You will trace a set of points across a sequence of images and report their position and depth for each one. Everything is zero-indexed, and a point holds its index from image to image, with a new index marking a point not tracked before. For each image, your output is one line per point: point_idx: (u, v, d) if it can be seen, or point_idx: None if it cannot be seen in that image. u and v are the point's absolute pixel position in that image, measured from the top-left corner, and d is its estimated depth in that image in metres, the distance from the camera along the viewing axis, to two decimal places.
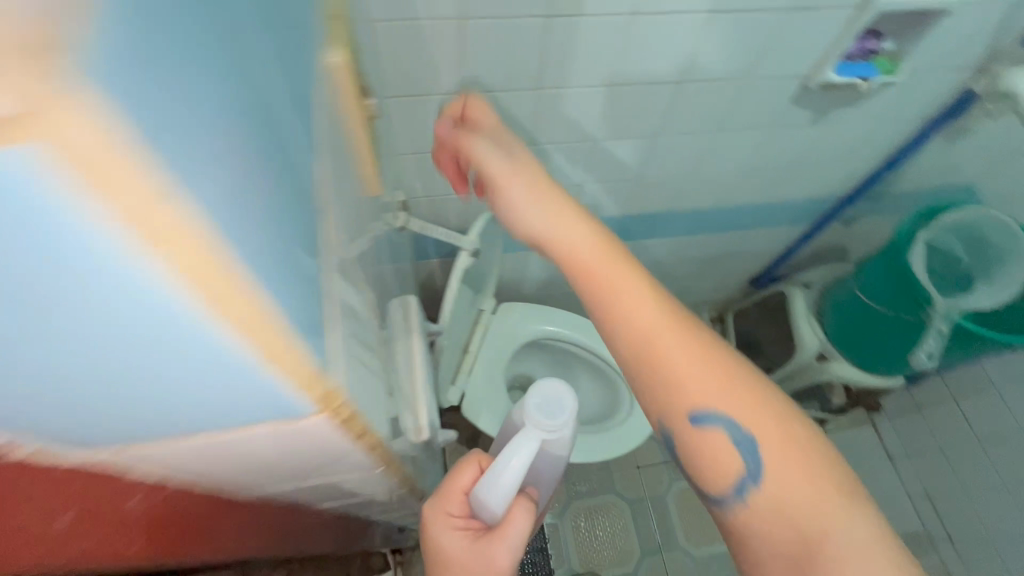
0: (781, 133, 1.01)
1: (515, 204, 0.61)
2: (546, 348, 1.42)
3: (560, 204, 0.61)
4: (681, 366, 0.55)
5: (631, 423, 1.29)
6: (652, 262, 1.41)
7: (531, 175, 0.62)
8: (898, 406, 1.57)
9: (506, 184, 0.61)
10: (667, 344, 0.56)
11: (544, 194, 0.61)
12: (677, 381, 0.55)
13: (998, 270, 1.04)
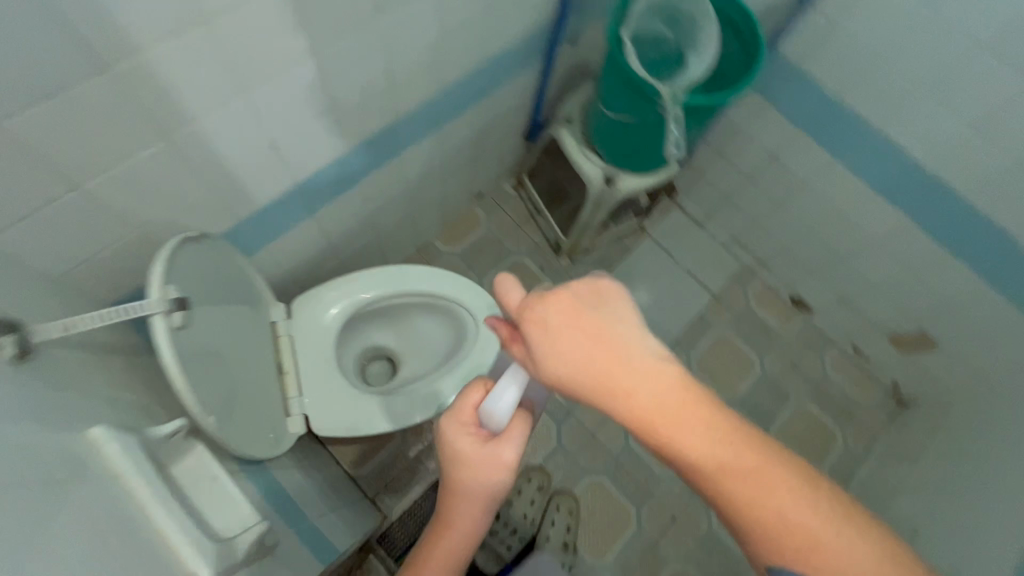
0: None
1: (549, 351, 0.57)
2: (372, 313, 1.29)
3: (575, 315, 0.57)
4: (573, 338, 0.57)
5: (480, 337, 1.21)
6: (422, 169, 1.27)
7: (568, 297, 0.58)
8: (687, 177, 1.74)
9: (540, 321, 0.58)
10: (672, 429, 0.54)
11: (574, 330, 0.57)
12: (702, 473, 0.54)
13: (701, 33, 1.02)
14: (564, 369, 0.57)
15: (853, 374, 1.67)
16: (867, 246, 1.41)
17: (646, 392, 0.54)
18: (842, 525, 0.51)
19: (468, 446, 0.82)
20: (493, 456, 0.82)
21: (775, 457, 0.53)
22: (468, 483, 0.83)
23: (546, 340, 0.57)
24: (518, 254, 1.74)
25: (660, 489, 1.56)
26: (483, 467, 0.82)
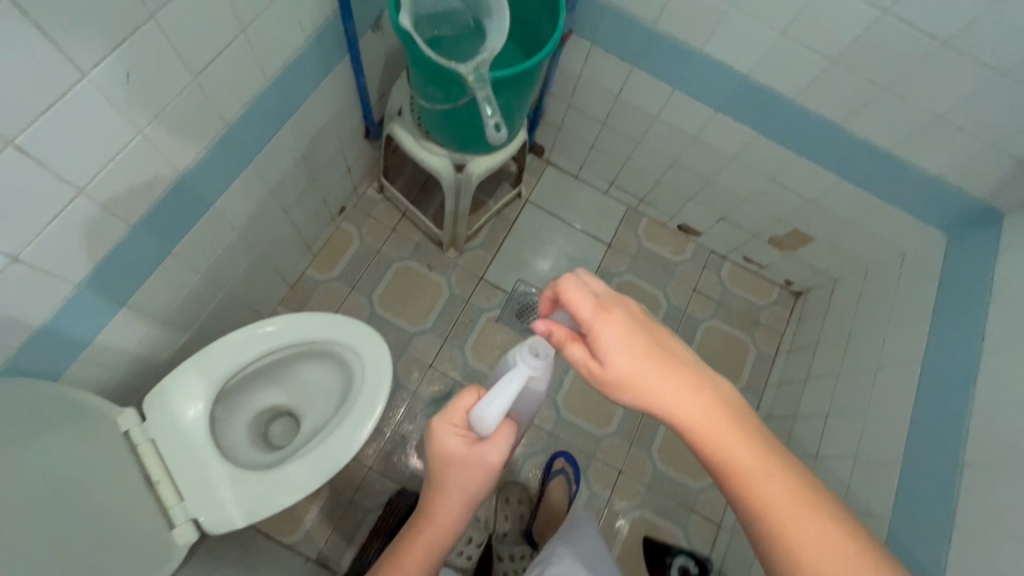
0: (161, 21, 0.70)
1: (610, 349, 0.65)
2: (244, 380, 1.16)
3: (635, 325, 0.67)
4: (627, 343, 0.66)
5: (370, 371, 1.14)
6: (249, 212, 1.13)
7: (628, 310, 0.68)
8: (549, 135, 1.68)
9: (603, 330, 0.66)
10: (720, 428, 0.62)
11: (635, 337, 0.66)
12: (741, 478, 0.60)
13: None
14: (619, 363, 0.65)
15: (747, 281, 1.74)
16: (726, 165, 1.41)
17: (696, 397, 0.63)
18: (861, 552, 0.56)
19: (458, 445, 0.82)
20: (478, 457, 0.81)
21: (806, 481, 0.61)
22: (454, 478, 0.81)
23: (611, 340, 0.65)
24: (400, 260, 1.63)
25: (600, 449, 1.53)
26: (469, 464, 0.80)
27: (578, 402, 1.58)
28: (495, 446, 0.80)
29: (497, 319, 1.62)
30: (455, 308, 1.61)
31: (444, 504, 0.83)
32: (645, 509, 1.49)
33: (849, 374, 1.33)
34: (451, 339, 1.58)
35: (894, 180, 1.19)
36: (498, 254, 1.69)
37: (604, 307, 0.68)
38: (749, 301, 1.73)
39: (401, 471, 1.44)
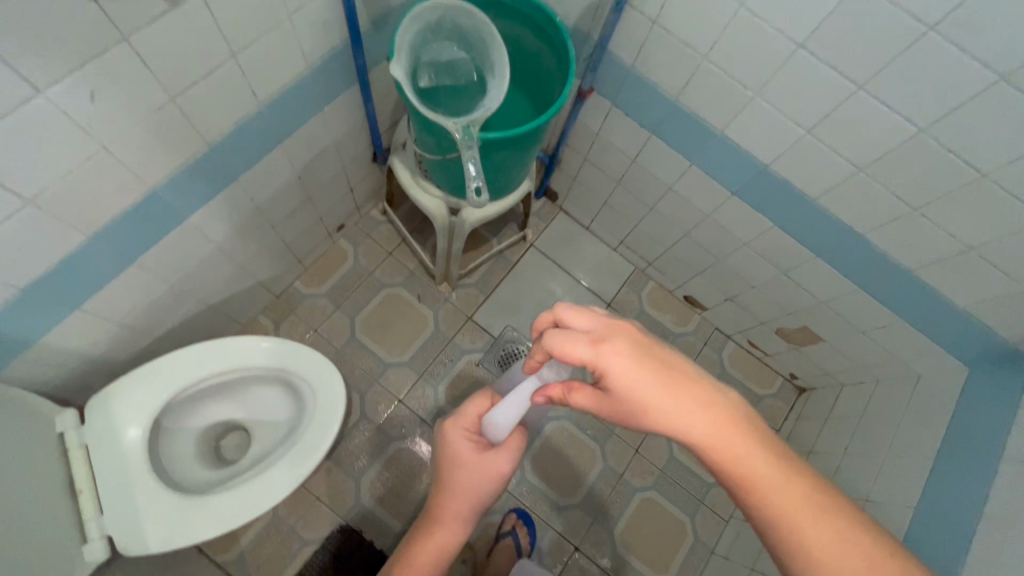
0: (138, 45, 0.69)
1: (620, 382, 0.62)
2: (194, 396, 1.14)
3: (637, 352, 0.63)
4: (636, 370, 0.62)
5: (322, 410, 1.10)
6: (235, 226, 1.12)
7: (628, 334, 0.65)
8: (564, 183, 1.63)
9: (606, 371, 0.63)
10: (735, 455, 0.59)
11: (640, 369, 0.62)
12: (765, 503, 0.58)
13: (492, 60, 0.88)
14: (626, 403, 0.62)
15: (748, 367, 1.64)
16: (737, 248, 1.32)
17: (708, 425, 0.60)
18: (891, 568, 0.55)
19: (466, 451, 0.84)
20: (489, 462, 0.84)
21: (829, 498, 0.58)
22: (460, 479, 0.83)
23: (616, 378, 0.62)
24: (392, 286, 1.60)
25: (559, 520, 1.45)
26: (472, 467, 0.83)
27: (546, 464, 1.50)
28: (504, 447, 0.84)
29: (477, 363, 1.56)
30: (437, 344, 1.57)
31: (454, 504, 0.84)
32: None
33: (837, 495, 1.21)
34: (427, 376, 1.53)
35: (916, 300, 1.08)
36: (492, 295, 1.64)
37: (603, 338, 0.64)
38: (747, 388, 1.62)
39: (348, 505, 1.38)
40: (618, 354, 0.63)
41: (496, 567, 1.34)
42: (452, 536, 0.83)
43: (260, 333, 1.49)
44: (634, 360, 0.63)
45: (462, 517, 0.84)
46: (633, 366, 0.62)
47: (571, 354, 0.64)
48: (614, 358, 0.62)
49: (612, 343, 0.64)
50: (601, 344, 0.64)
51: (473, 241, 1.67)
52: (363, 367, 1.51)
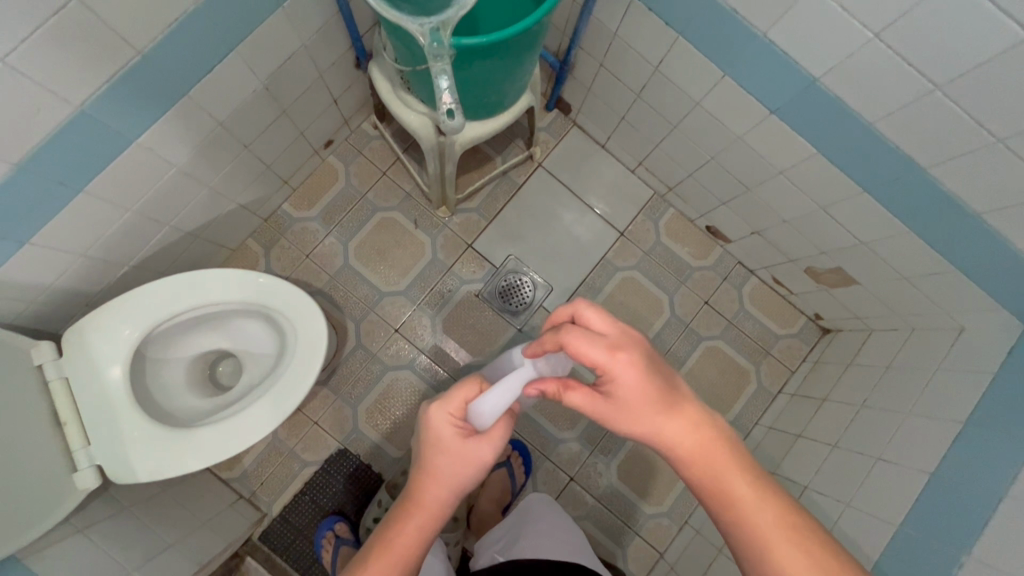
0: None
1: (627, 392, 0.63)
2: (176, 327, 1.11)
3: (647, 370, 0.64)
4: (641, 383, 0.63)
5: (304, 347, 1.05)
6: (199, 148, 1.02)
7: (640, 349, 0.64)
8: (578, 94, 1.43)
9: (616, 379, 0.63)
10: (719, 477, 0.63)
11: (648, 383, 0.63)
12: (741, 523, 0.62)
13: None
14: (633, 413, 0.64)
15: (769, 305, 1.52)
16: (769, 177, 1.15)
17: (699, 445, 0.63)
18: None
19: (450, 434, 0.82)
20: (472, 447, 0.82)
21: (810, 534, 0.61)
22: (442, 464, 0.81)
23: (626, 388, 0.62)
24: (386, 209, 1.49)
25: (556, 452, 1.44)
26: (456, 453, 0.81)
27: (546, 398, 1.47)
28: (490, 436, 0.82)
29: (478, 293, 1.49)
30: (435, 273, 1.49)
31: (436, 489, 0.81)
32: (588, 520, 1.42)
33: (845, 448, 1.15)
34: (425, 305, 1.47)
35: (975, 249, 0.92)
36: (494, 220, 1.52)
37: (616, 347, 0.63)
38: (765, 327, 1.51)
39: (346, 431, 1.40)
40: (630, 366, 0.63)
41: (489, 494, 1.36)
42: (431, 524, 0.79)
43: (251, 257, 1.43)
44: (643, 375, 0.63)
45: (443, 503, 0.81)
46: (639, 381, 0.63)
47: (587, 356, 0.63)
48: (626, 368, 0.63)
49: (625, 352, 0.63)
50: (614, 352, 0.63)
51: (475, 160, 1.52)
52: (358, 296, 1.45)
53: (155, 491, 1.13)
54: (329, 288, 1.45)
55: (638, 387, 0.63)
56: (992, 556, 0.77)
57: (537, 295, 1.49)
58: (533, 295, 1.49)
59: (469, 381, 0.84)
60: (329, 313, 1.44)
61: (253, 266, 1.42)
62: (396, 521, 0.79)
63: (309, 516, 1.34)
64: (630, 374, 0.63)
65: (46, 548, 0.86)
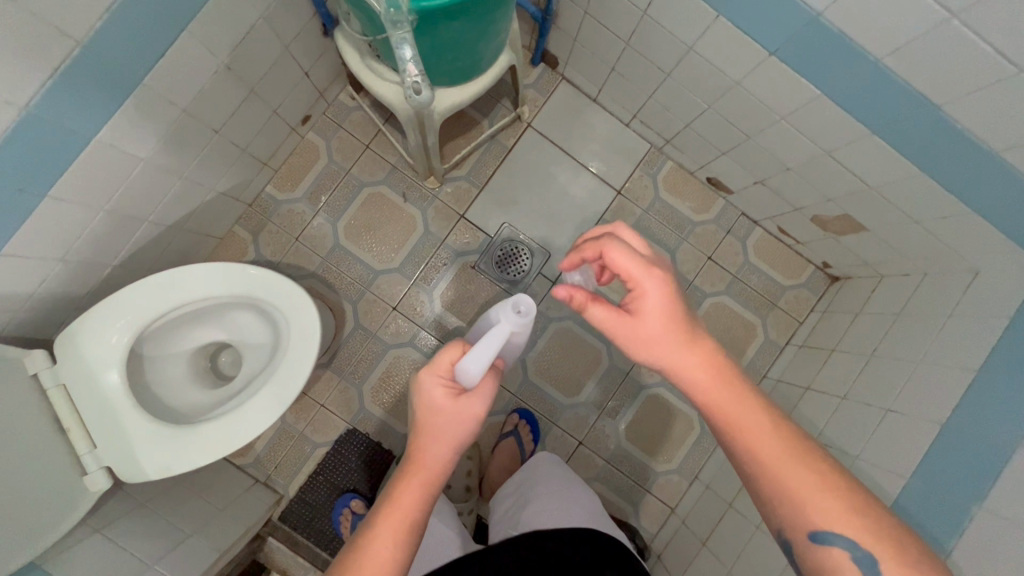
0: None
1: (645, 311, 0.68)
2: (170, 324, 1.09)
3: (670, 299, 0.68)
4: (665, 306, 0.68)
5: (297, 338, 1.04)
6: (167, 138, 0.97)
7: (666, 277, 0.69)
8: (564, 46, 1.34)
9: (643, 289, 0.66)
10: (721, 399, 0.66)
11: (671, 305, 0.68)
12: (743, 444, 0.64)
13: None
14: (654, 326, 0.67)
15: (775, 256, 1.48)
16: (770, 123, 1.08)
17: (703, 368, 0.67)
18: (867, 526, 0.59)
19: (442, 396, 0.90)
20: (463, 407, 0.90)
21: (810, 453, 0.62)
22: (437, 425, 0.89)
23: (650, 302, 0.66)
24: (373, 184, 1.44)
25: (564, 418, 1.45)
26: (447, 414, 0.90)
27: (550, 366, 1.46)
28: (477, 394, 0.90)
29: (473, 265, 1.45)
30: (429, 247, 1.45)
31: (435, 449, 0.89)
32: (599, 481, 1.44)
33: (854, 400, 1.13)
34: (421, 281, 1.44)
35: (991, 189, 0.87)
36: (485, 188, 1.46)
37: (650, 270, 0.67)
38: (771, 280, 1.47)
39: (353, 413, 1.40)
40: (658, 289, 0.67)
41: (499, 462, 1.37)
42: (431, 480, 0.88)
43: (239, 244, 1.40)
44: (666, 299, 0.68)
45: (442, 460, 0.89)
46: (664, 300, 0.68)
47: (620, 267, 0.68)
48: (655, 289, 0.67)
49: (656, 277, 0.67)
50: (646, 269, 0.67)
51: (460, 125, 1.45)
52: (353, 276, 1.43)
53: (171, 483, 1.16)
54: (322, 270, 1.42)
55: (659, 306, 0.68)
56: (1005, 508, 0.76)
57: (535, 262, 1.46)
58: (531, 262, 1.46)
59: (452, 344, 0.93)
60: (324, 295, 1.42)
61: (243, 253, 1.40)
62: (400, 480, 0.88)
63: (325, 495, 1.37)
64: (658, 296, 0.67)
65: (60, 555, 0.88)
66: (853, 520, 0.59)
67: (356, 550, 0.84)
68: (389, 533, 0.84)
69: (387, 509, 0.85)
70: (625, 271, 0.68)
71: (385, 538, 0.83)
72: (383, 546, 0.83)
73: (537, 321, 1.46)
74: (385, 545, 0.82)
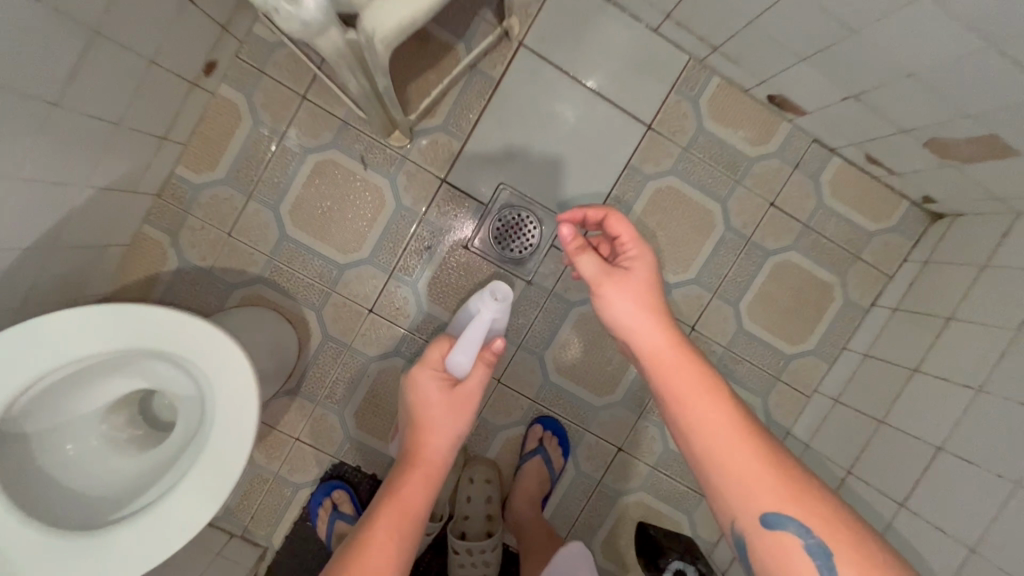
0: None
1: (634, 285, 0.78)
2: (48, 392, 0.78)
3: (651, 284, 0.79)
4: (653, 291, 0.79)
5: (222, 400, 0.73)
6: None
7: (649, 263, 0.81)
8: None
9: (637, 258, 0.80)
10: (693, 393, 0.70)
11: (651, 282, 0.80)
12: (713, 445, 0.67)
13: None
14: (640, 285, 0.78)
15: (858, 195, 1.13)
16: (902, 7, 0.70)
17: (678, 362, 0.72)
18: (824, 515, 0.62)
19: (435, 391, 0.81)
20: (459, 398, 0.80)
21: (786, 467, 0.65)
22: (433, 417, 0.79)
23: (644, 268, 0.79)
24: (319, 150, 1.07)
25: (598, 422, 1.17)
26: (444, 410, 0.80)
27: (576, 362, 1.16)
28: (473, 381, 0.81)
29: (465, 244, 1.11)
30: (405, 226, 1.10)
31: (434, 443, 0.78)
32: (646, 492, 1.19)
33: (999, 394, 0.84)
34: (399, 273, 1.11)
35: None
36: (470, 139, 1.09)
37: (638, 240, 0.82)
38: (852, 225, 1.14)
39: (338, 444, 1.13)
40: (644, 267, 0.80)
41: (527, 483, 1.12)
42: (433, 479, 0.77)
43: (154, 250, 1.05)
44: (654, 288, 0.79)
45: (442, 456, 0.78)
46: (651, 286, 0.79)
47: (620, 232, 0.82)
48: (651, 262, 0.80)
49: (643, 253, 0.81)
50: (642, 248, 0.81)
51: (427, 54, 1.05)
52: (311, 275, 1.10)
53: None
54: (271, 272, 1.09)
55: (645, 282, 0.79)
56: None
57: (544, 232, 1.12)
58: (540, 233, 1.12)
59: (439, 340, 0.86)
60: (279, 304, 1.10)
61: (161, 261, 1.06)
62: (395, 478, 0.76)
63: (317, 543, 1.13)
64: (650, 272, 0.80)
65: None
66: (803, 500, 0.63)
67: (343, 558, 0.69)
68: (386, 536, 0.71)
69: (384, 506, 0.73)
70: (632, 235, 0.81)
71: (380, 537, 0.70)
72: (384, 546, 0.70)
73: (555, 308, 1.14)
74: (383, 543, 0.70)
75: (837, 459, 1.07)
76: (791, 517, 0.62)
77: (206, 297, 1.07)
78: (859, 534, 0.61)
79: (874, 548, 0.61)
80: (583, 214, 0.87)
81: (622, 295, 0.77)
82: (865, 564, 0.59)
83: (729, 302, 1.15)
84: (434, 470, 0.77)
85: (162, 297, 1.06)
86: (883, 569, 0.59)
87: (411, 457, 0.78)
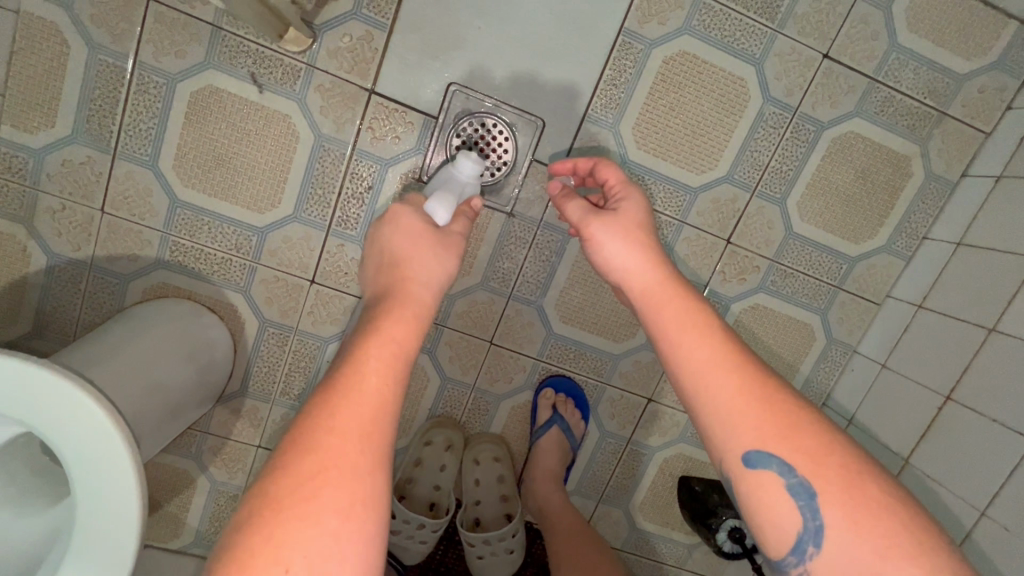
0: None
1: (622, 220, 0.59)
2: None
3: (644, 223, 0.59)
4: (651, 228, 0.59)
5: (80, 458, 0.52)
6: None
7: (641, 198, 0.62)
8: None
9: (626, 196, 0.61)
10: (675, 320, 0.50)
11: (647, 220, 0.60)
12: (690, 382, 0.47)
13: None
14: (629, 220, 0.59)
15: (948, 21, 0.81)
16: None
17: (660, 291, 0.53)
18: (819, 454, 0.42)
19: (409, 232, 0.60)
20: (449, 240, 0.60)
21: (780, 393, 0.45)
22: (419, 250, 0.57)
23: (632, 203, 0.61)
24: (191, 74, 0.76)
25: (620, 371, 0.96)
26: (427, 252, 0.57)
27: (586, 302, 0.92)
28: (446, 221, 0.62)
29: (417, 175, 0.83)
30: (333, 164, 0.82)
31: (422, 278, 0.55)
32: (686, 443, 1.00)
33: None
34: (339, 227, 0.84)
35: None
36: (398, 26, 0.78)
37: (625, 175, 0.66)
38: (936, 68, 0.83)
39: None
40: (637, 203, 0.61)
41: (540, 456, 0.94)
42: (423, 323, 0.51)
43: (7, 247, 0.79)
44: (648, 226, 0.59)
45: (433, 298, 0.54)
46: (644, 221, 0.60)
47: (607, 174, 0.65)
48: (644, 199, 0.62)
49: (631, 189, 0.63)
50: (631, 185, 0.64)
51: None
52: (226, 248, 0.83)
53: None
54: (172, 251, 0.83)
55: (637, 218, 0.59)
56: None
57: (520, 143, 0.83)
58: (513, 145, 0.83)
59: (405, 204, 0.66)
60: (193, 291, 0.85)
61: (23, 260, 0.80)
62: (371, 317, 0.50)
63: None
64: (645, 207, 0.61)
65: None
66: (793, 435, 0.43)
67: (304, 421, 0.41)
68: (378, 389, 0.43)
69: (366, 347, 0.45)
70: (621, 173, 0.66)
71: (370, 391, 0.42)
72: (376, 392, 0.43)
73: (549, 242, 0.88)
74: (374, 400, 0.42)
75: (924, 381, 0.85)
76: (773, 455, 0.42)
77: (97, 296, 0.83)
78: (859, 473, 0.41)
79: (879, 490, 0.41)
80: (569, 163, 0.70)
81: (606, 230, 0.58)
82: (862, 510, 0.40)
83: (774, 201, 0.88)
84: (426, 309, 0.52)
85: (38, 306, 0.82)
86: (890, 519, 0.39)
87: (388, 292, 0.53)
